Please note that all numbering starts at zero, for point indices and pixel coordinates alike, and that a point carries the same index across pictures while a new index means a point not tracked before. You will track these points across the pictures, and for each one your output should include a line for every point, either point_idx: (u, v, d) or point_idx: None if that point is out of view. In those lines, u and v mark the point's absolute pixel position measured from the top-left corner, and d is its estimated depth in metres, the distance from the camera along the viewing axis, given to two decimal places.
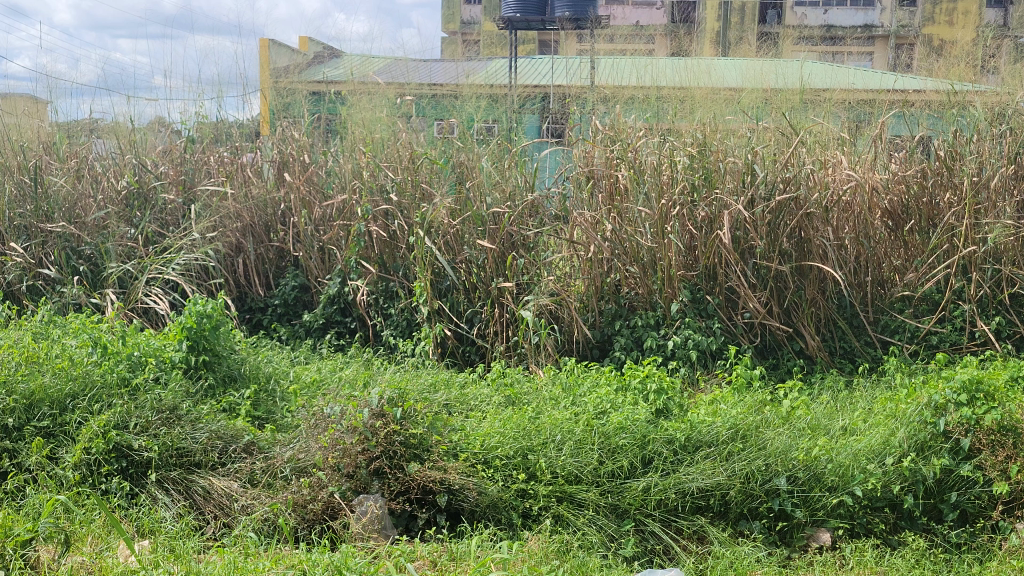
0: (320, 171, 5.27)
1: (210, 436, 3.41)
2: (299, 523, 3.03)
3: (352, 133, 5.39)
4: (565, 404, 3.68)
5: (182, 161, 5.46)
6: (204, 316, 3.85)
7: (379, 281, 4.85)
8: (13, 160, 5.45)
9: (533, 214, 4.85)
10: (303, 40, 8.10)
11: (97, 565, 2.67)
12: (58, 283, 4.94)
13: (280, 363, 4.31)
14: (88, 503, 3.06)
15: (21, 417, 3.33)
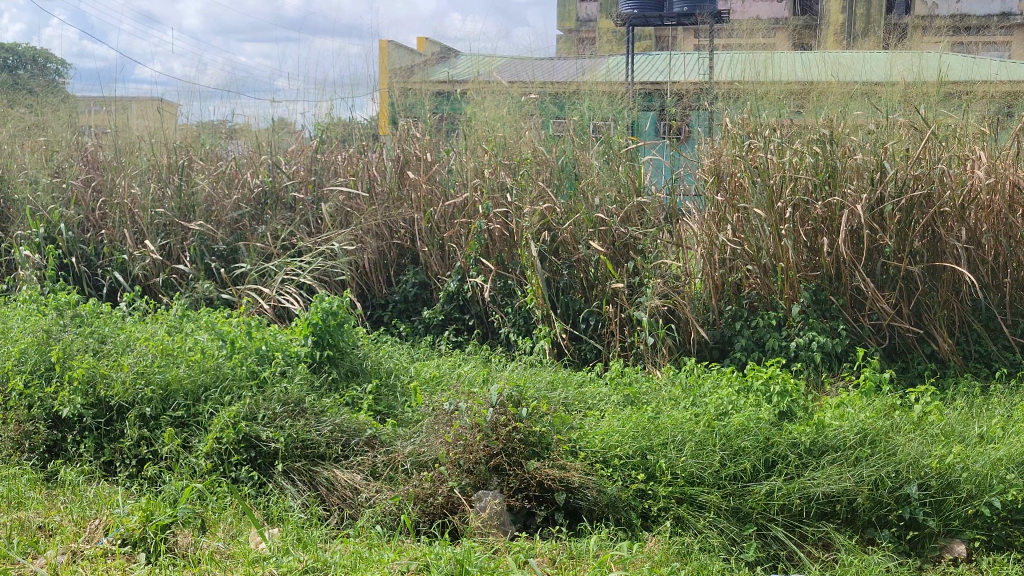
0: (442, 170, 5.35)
1: (333, 430, 3.48)
2: (420, 517, 3.08)
3: (473, 133, 5.45)
4: (685, 405, 3.64)
5: (307, 161, 5.62)
6: (330, 313, 3.95)
7: (499, 279, 4.90)
8: (150, 163, 5.73)
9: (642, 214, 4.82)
10: (421, 40, 8.22)
11: (230, 551, 2.78)
12: (191, 279, 5.18)
13: (401, 359, 4.39)
14: (221, 491, 3.18)
15: (158, 407, 3.51)
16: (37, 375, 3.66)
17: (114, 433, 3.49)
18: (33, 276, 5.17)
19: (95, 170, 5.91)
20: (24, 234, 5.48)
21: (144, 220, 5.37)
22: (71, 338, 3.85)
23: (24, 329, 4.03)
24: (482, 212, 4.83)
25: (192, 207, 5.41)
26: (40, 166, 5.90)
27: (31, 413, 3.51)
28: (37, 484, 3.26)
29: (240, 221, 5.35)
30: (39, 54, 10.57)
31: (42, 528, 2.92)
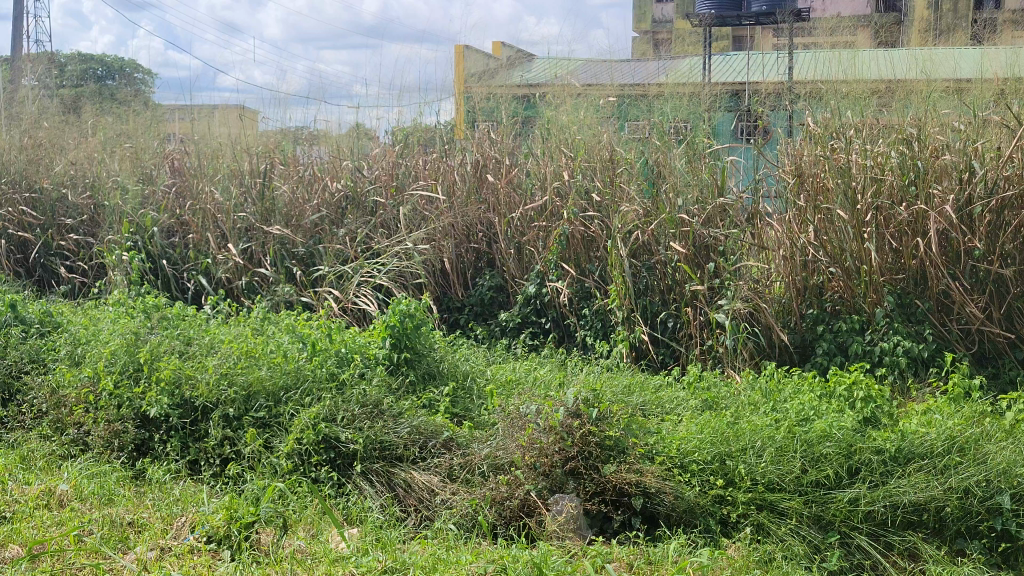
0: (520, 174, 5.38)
1: (411, 431, 3.51)
2: (497, 520, 3.09)
3: (550, 137, 5.45)
4: (764, 410, 3.59)
5: (384, 166, 5.69)
6: (407, 316, 4.00)
7: (575, 282, 4.90)
8: (234, 169, 5.87)
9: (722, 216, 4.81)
10: (496, 44, 8.26)
11: (311, 549, 2.82)
12: (271, 282, 5.28)
13: (477, 362, 4.41)
14: (301, 491, 3.23)
15: (241, 408, 3.58)
16: (126, 375, 3.77)
17: (198, 433, 3.58)
18: (123, 279, 5.34)
19: (180, 176, 6.07)
20: (113, 239, 5.67)
21: (228, 225, 5.50)
22: (158, 339, 3.96)
23: (114, 331, 4.16)
24: (566, 215, 4.85)
25: (273, 212, 5.52)
26: (130, 173, 6.08)
27: (120, 413, 3.62)
28: (127, 482, 3.36)
29: (320, 226, 5.45)
30: (127, 64, 10.93)
31: (132, 524, 2.99)
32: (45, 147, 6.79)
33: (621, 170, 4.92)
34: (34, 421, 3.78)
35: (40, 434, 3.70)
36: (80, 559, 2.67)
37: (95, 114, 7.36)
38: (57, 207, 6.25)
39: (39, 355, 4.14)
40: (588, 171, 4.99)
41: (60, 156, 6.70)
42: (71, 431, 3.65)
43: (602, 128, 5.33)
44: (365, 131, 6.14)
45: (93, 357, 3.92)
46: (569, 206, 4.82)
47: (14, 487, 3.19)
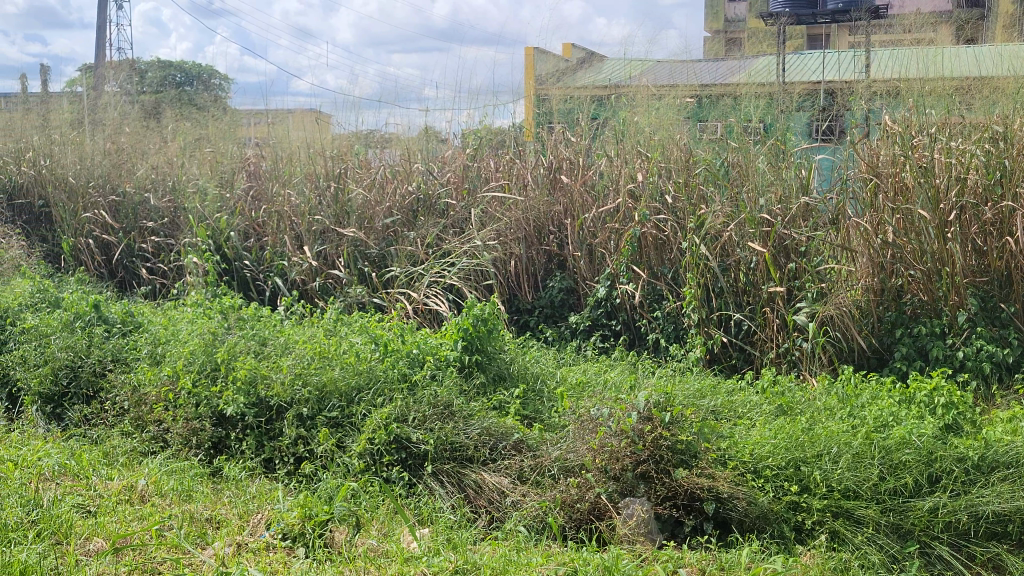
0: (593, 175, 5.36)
1: (481, 433, 3.53)
2: (567, 522, 3.09)
3: (622, 138, 5.43)
4: (841, 415, 3.52)
5: (456, 169, 5.73)
6: (480, 318, 4.03)
7: (647, 284, 4.88)
8: (308, 172, 5.96)
9: (806, 216, 4.67)
10: (566, 46, 8.25)
11: (384, 548, 2.85)
12: (345, 284, 5.36)
13: (547, 364, 4.42)
14: (374, 490, 3.26)
15: (314, 408, 3.64)
16: (204, 375, 3.86)
17: (273, 432, 3.64)
18: (201, 281, 5.46)
19: (256, 179, 6.19)
20: (192, 242, 5.81)
21: (303, 227, 5.60)
22: (235, 340, 4.04)
23: (193, 331, 4.26)
24: (637, 218, 4.79)
25: (347, 214, 5.60)
26: (208, 177, 6.23)
27: (198, 412, 3.70)
28: (205, 478, 3.43)
29: (393, 228, 5.50)
30: (204, 70, 11.19)
31: (210, 519, 3.05)
32: (127, 151, 6.99)
33: (696, 171, 4.86)
34: (115, 419, 3.89)
35: (121, 431, 3.80)
36: (161, 553, 2.73)
37: (175, 119, 7.55)
38: (139, 211, 6.44)
39: (121, 353, 4.26)
40: (662, 172, 4.95)
41: (141, 161, 6.89)
42: (151, 428, 3.75)
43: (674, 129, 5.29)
44: (437, 133, 6.18)
45: (172, 356, 4.02)
46: (641, 209, 4.76)
47: (98, 482, 3.28)
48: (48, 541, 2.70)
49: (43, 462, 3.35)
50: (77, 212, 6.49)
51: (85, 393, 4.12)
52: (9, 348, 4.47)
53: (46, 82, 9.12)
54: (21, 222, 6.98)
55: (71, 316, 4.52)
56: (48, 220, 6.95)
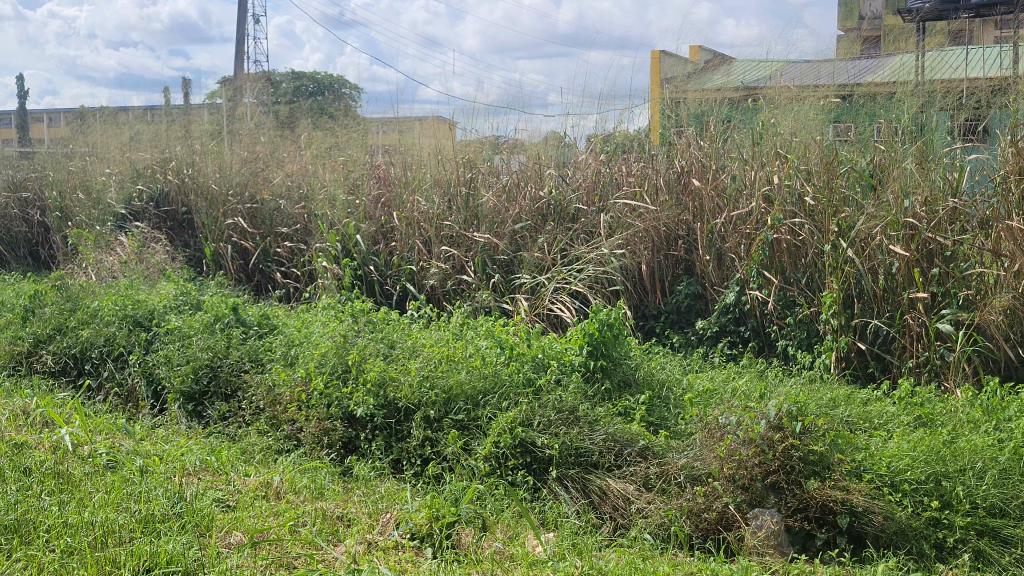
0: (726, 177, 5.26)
1: (606, 438, 3.50)
2: (694, 531, 3.07)
3: (756, 140, 5.32)
4: (986, 429, 3.38)
5: (585, 174, 5.73)
6: (605, 324, 4.01)
7: (779, 291, 4.78)
8: (437, 177, 6.06)
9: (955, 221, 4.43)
10: (693, 47, 8.14)
11: (510, 551, 2.87)
12: (472, 289, 5.42)
13: (673, 370, 4.37)
14: (499, 493, 3.29)
15: (441, 410, 3.69)
16: (335, 376, 3.97)
17: (402, 433, 3.72)
18: (332, 285, 5.64)
19: (386, 184, 6.34)
20: (324, 247, 5.99)
21: (432, 232, 5.71)
22: (365, 342, 4.14)
23: (324, 334, 4.39)
24: (770, 223, 4.71)
25: (476, 220, 5.68)
26: (340, 184, 6.41)
27: (330, 412, 3.82)
28: (336, 477, 3.53)
29: (521, 233, 5.54)
30: (335, 79, 11.50)
31: (341, 518, 3.12)
32: (264, 159, 7.26)
33: (835, 173, 4.73)
34: (252, 417, 4.04)
35: (257, 429, 3.95)
36: (296, 548, 2.82)
37: (309, 128, 7.80)
38: (275, 217, 6.66)
39: (258, 354, 4.42)
40: (800, 174, 4.82)
41: (277, 169, 7.15)
42: (285, 427, 3.88)
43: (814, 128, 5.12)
44: (560, 138, 6.12)
45: (305, 358, 4.14)
46: (775, 213, 4.69)
47: (236, 478, 3.41)
48: (191, 533, 2.82)
49: (185, 458, 3.51)
50: (218, 219, 6.79)
51: (224, 392, 4.29)
52: (154, 347, 4.70)
53: (189, 95, 9.58)
54: (165, 228, 7.35)
55: (212, 318, 4.72)
56: (190, 226, 7.30)
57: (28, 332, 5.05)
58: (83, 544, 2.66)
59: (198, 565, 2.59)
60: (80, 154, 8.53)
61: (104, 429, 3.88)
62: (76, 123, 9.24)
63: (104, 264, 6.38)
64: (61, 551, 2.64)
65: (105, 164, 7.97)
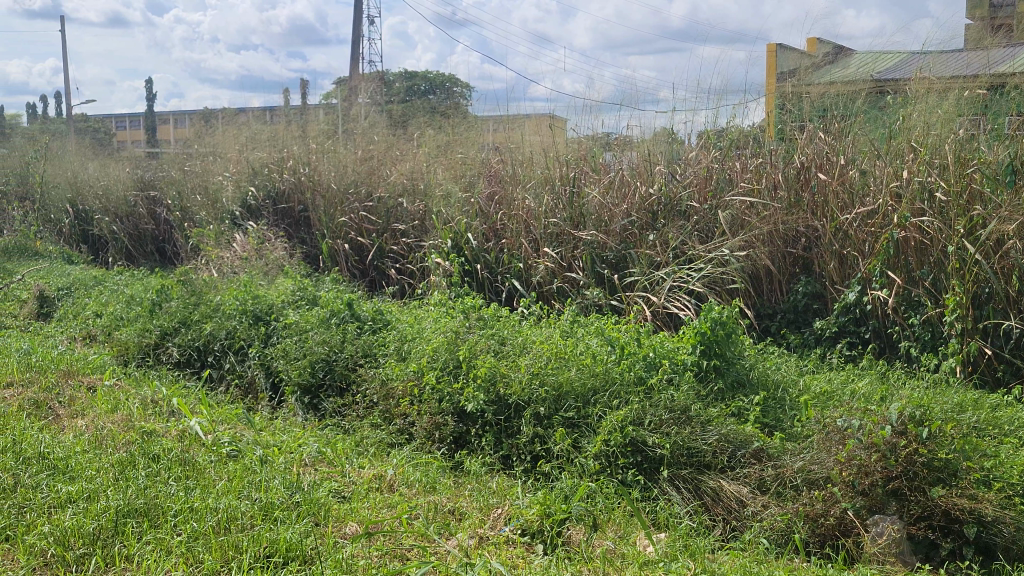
0: (850, 173, 5.10)
1: (719, 439, 3.43)
2: (810, 536, 3.01)
3: (885, 135, 5.13)
4: None
5: (700, 169, 5.64)
6: (718, 322, 3.90)
7: (903, 290, 4.66)
8: (547, 174, 6.05)
9: None
10: (811, 38, 7.87)
11: (621, 550, 2.85)
12: (582, 286, 5.42)
13: (789, 371, 4.27)
14: (610, 491, 3.28)
15: (551, 407, 3.70)
16: (446, 372, 4.02)
17: (511, 429, 3.74)
18: (444, 282, 5.71)
19: (497, 182, 6.36)
20: (436, 244, 6.07)
21: (543, 229, 5.71)
22: (476, 338, 4.16)
23: (436, 330, 4.43)
24: (897, 221, 4.57)
25: (583, 217, 5.66)
26: (453, 182, 6.47)
27: (441, 407, 3.87)
28: (447, 472, 3.57)
29: (631, 230, 5.50)
30: (446, 79, 11.58)
31: (453, 511, 3.15)
32: (378, 158, 7.39)
33: (971, 166, 4.50)
34: (366, 410, 4.13)
35: (371, 422, 4.03)
36: (409, 540, 2.86)
37: (421, 126, 7.88)
38: (389, 216, 6.82)
39: (371, 349, 4.51)
40: (931, 168, 4.63)
41: (390, 166, 7.27)
42: (398, 421, 3.95)
43: (946, 119, 4.86)
44: (671, 134, 5.98)
45: (418, 354, 4.20)
46: (902, 211, 4.54)
47: (351, 469, 3.49)
48: (309, 523, 2.89)
49: (302, 449, 3.60)
50: (333, 217, 6.96)
51: (339, 385, 4.39)
52: (272, 342, 4.84)
53: (306, 96, 9.82)
54: (284, 226, 7.57)
55: (328, 313, 4.83)
56: (306, 224, 7.51)
57: (155, 324, 5.27)
58: (208, 529, 2.76)
59: (315, 554, 2.65)
60: (203, 154, 8.86)
61: (226, 419, 4.02)
62: (199, 124, 9.59)
63: (226, 261, 6.61)
64: (187, 535, 2.74)
65: (227, 163, 8.25)
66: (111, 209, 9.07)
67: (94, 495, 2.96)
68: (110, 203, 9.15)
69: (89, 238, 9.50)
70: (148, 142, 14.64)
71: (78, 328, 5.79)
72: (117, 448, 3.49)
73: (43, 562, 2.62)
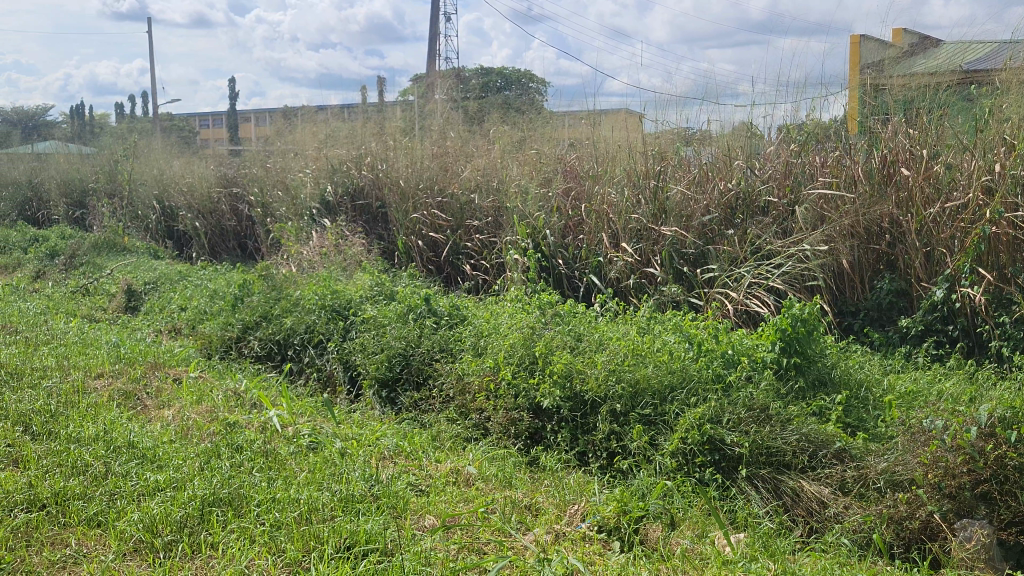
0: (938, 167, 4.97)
1: (800, 438, 3.36)
2: (895, 539, 2.94)
3: (975, 127, 4.98)
4: None
5: (780, 164, 5.55)
6: (799, 319, 3.84)
7: (992, 288, 4.55)
8: (624, 169, 6.01)
9: None
10: (895, 29, 7.68)
11: (699, 550, 2.82)
12: (660, 282, 5.38)
13: (872, 370, 4.18)
14: (687, 490, 3.25)
15: (627, 404, 3.67)
16: (523, 367, 4.02)
17: (587, 425, 3.73)
18: (520, 277, 5.72)
19: (573, 178, 6.35)
20: (512, 239, 6.08)
21: (620, 224, 5.68)
22: (552, 334, 4.16)
23: (513, 325, 4.44)
24: (990, 216, 4.49)
25: (661, 213, 5.61)
26: (529, 178, 6.47)
27: (517, 402, 3.87)
28: (523, 467, 3.58)
29: (709, 226, 5.45)
30: (522, 76, 11.61)
31: (529, 506, 3.16)
32: (454, 154, 7.44)
33: None
34: (442, 405, 4.16)
35: (447, 417, 4.06)
36: (486, 534, 2.88)
37: (496, 122, 7.90)
38: (464, 211, 6.84)
39: (448, 344, 4.54)
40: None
41: (466, 162, 7.31)
42: (474, 416, 3.98)
43: None
44: (750, 128, 5.87)
45: (494, 349, 4.21)
46: (995, 206, 4.47)
47: (429, 463, 3.52)
48: (388, 515, 2.92)
49: (381, 442, 3.64)
50: (409, 212, 7.02)
51: (415, 380, 4.43)
52: (351, 336, 4.90)
53: (383, 93, 9.94)
54: (361, 222, 7.67)
55: (406, 308, 4.88)
56: (384, 220, 7.59)
57: (238, 318, 5.39)
58: (290, 519, 2.81)
59: (394, 546, 2.68)
60: (283, 151, 9.02)
61: (306, 411, 4.09)
62: (279, 122, 9.76)
63: (305, 256, 6.73)
64: (270, 525, 2.80)
65: (307, 160, 8.39)
66: (195, 205, 9.31)
67: (181, 484, 3.04)
68: (194, 199, 9.38)
69: (174, 234, 9.76)
70: (231, 140, 14.96)
71: (165, 321, 5.95)
72: (203, 439, 3.58)
73: (134, 548, 2.71)
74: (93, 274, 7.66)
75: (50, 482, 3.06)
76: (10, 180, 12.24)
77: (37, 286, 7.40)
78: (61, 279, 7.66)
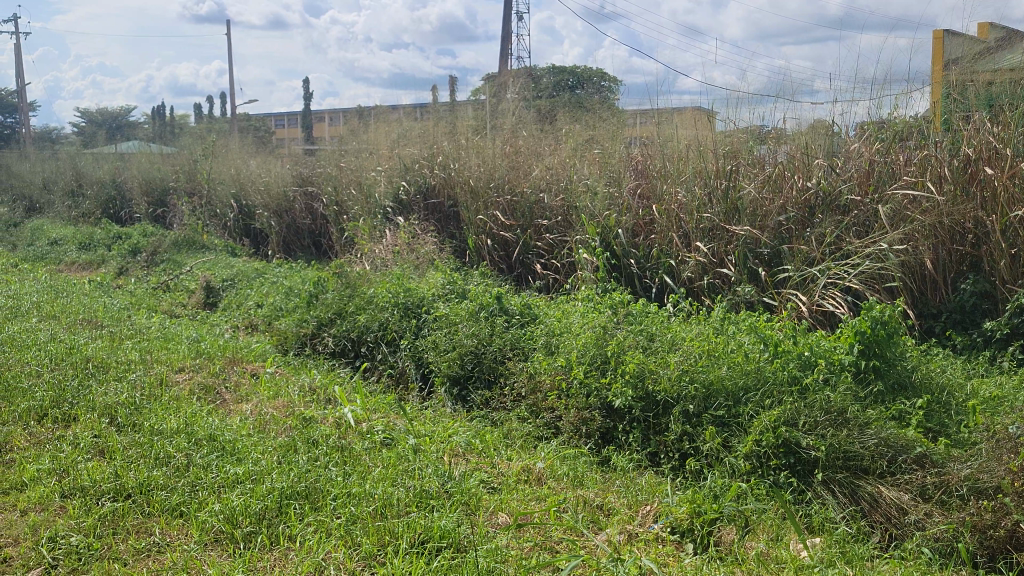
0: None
1: (878, 444, 3.27)
2: (978, 548, 2.86)
3: None
4: None
5: (860, 164, 5.45)
6: (879, 322, 3.74)
7: None
8: (698, 168, 5.95)
9: None
10: (980, 23, 7.48)
11: (775, 553, 2.79)
12: (734, 282, 5.33)
13: (955, 373, 4.08)
14: (762, 493, 3.22)
15: (700, 405, 3.63)
16: (594, 366, 3.99)
17: (659, 426, 3.72)
18: (592, 276, 5.72)
19: (646, 177, 6.31)
20: (583, 239, 6.08)
21: (693, 224, 5.63)
22: (625, 334, 4.13)
23: (584, 324, 4.42)
24: None
25: (736, 211, 5.55)
26: (600, 177, 6.45)
27: (588, 402, 3.86)
28: (595, 466, 3.58)
29: (786, 226, 5.39)
30: (594, 74, 11.58)
31: (602, 506, 3.15)
32: (525, 153, 7.46)
33: None
34: (513, 404, 4.18)
35: (519, 416, 4.08)
36: (558, 533, 2.88)
37: (568, 120, 7.89)
38: (534, 210, 6.84)
39: (519, 343, 4.55)
40: None
41: (537, 161, 7.32)
42: (545, 416, 3.99)
43: None
44: (828, 126, 5.73)
45: (566, 348, 4.19)
46: None
47: (500, 461, 3.55)
48: (462, 511, 2.94)
49: (454, 438, 3.68)
50: (480, 211, 7.06)
51: (487, 378, 4.46)
52: (423, 333, 4.95)
53: (454, 92, 10.00)
54: (433, 221, 7.74)
55: (477, 306, 4.91)
56: (456, 219, 7.66)
57: (313, 315, 5.49)
58: (365, 514, 2.85)
59: (468, 542, 2.70)
60: (357, 150, 9.14)
61: (379, 408, 4.15)
62: (353, 121, 9.89)
63: (379, 254, 6.82)
64: (346, 519, 2.84)
65: (380, 159, 8.48)
66: (271, 204, 9.49)
67: (260, 477, 3.11)
68: (270, 198, 9.57)
69: (251, 232, 9.97)
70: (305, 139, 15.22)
71: (242, 317, 6.08)
72: (280, 432, 3.66)
73: (215, 538, 2.78)
74: (174, 270, 7.88)
75: (134, 472, 3.15)
76: (95, 179, 12.62)
77: (121, 282, 7.63)
78: (143, 275, 7.89)
